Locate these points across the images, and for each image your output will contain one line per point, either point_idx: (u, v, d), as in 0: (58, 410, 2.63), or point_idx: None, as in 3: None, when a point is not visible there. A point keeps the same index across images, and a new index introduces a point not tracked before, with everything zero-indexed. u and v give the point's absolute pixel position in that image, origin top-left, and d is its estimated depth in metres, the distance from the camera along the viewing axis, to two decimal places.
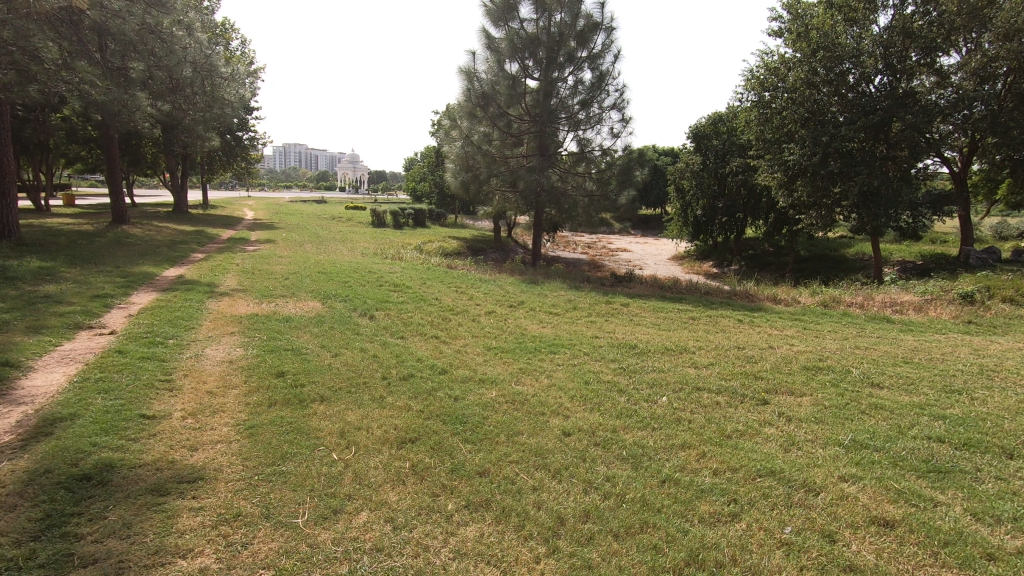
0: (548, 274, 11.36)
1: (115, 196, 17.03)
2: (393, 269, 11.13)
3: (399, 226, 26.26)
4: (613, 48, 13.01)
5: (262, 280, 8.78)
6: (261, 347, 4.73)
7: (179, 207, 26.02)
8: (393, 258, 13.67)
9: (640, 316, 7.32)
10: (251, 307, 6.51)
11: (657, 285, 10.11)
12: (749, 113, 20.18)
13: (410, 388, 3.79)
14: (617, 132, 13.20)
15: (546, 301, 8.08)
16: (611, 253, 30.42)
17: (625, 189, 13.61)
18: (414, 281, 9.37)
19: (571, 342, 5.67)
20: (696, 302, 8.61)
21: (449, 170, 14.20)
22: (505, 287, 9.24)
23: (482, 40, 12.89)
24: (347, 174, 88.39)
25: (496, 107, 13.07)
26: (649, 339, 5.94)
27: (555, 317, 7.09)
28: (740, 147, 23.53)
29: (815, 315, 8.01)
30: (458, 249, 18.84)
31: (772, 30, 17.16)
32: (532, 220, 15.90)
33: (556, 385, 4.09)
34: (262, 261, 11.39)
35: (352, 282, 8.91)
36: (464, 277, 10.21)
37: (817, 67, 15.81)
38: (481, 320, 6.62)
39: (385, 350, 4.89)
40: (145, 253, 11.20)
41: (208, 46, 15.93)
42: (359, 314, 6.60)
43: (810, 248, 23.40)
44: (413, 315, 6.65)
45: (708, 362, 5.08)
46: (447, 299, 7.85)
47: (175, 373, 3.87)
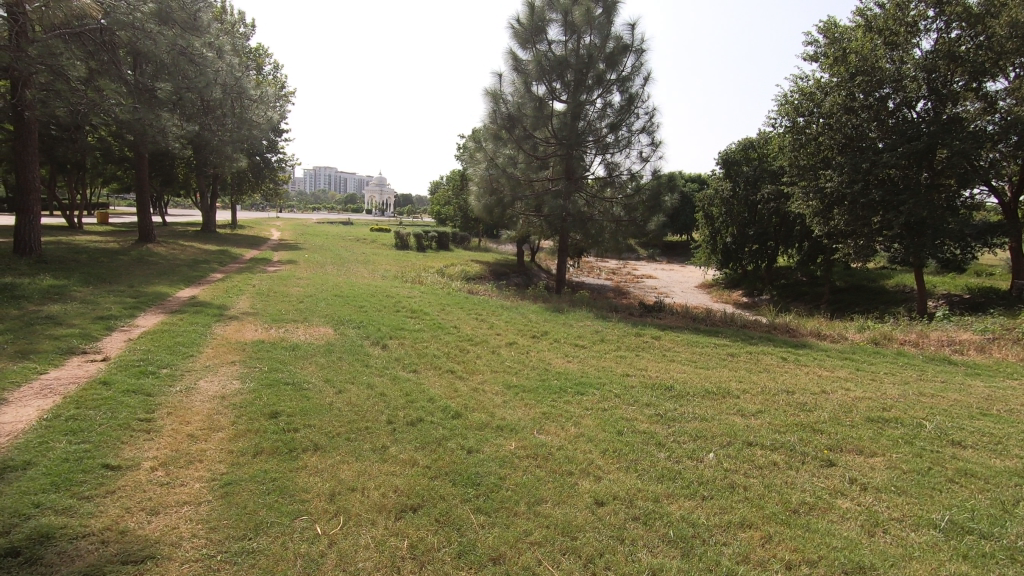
0: (573, 301, 10.86)
1: (143, 215, 17.19)
2: (412, 293, 10.77)
3: (422, 248, 26.14)
4: (644, 70, 12.65)
5: (276, 303, 8.47)
6: (259, 380, 4.31)
7: (207, 227, 26.38)
8: (413, 282, 13.34)
9: (674, 351, 6.75)
10: (258, 332, 6.15)
11: (689, 317, 9.52)
12: (782, 139, 19.61)
13: (418, 436, 3.31)
14: (646, 156, 12.76)
15: (572, 332, 7.58)
16: (637, 280, 29.78)
17: (653, 214, 13.11)
18: (433, 307, 8.97)
19: (600, 380, 5.14)
20: (733, 336, 8.01)
21: (472, 192, 13.93)
22: (528, 315, 8.78)
23: (509, 62, 12.72)
24: (375, 198, 89.90)
25: (522, 130, 12.80)
26: (687, 380, 5.38)
27: (581, 351, 6.58)
28: (773, 173, 22.88)
29: (866, 353, 7.33)
30: (481, 273, 18.49)
31: (807, 54, 16.68)
32: (557, 245, 15.49)
33: (585, 436, 3.57)
34: (280, 283, 11.16)
35: (368, 306, 8.57)
36: (486, 303, 9.79)
37: (856, 91, 15.25)
38: (501, 352, 6.16)
39: (395, 386, 4.43)
40: (165, 272, 11.09)
41: (239, 70, 16.17)
42: (372, 342, 6.20)
43: (846, 279, 22.45)
44: (429, 345, 6.21)
45: (756, 410, 4.49)
46: (466, 327, 7.41)
47: (158, 410, 3.48)
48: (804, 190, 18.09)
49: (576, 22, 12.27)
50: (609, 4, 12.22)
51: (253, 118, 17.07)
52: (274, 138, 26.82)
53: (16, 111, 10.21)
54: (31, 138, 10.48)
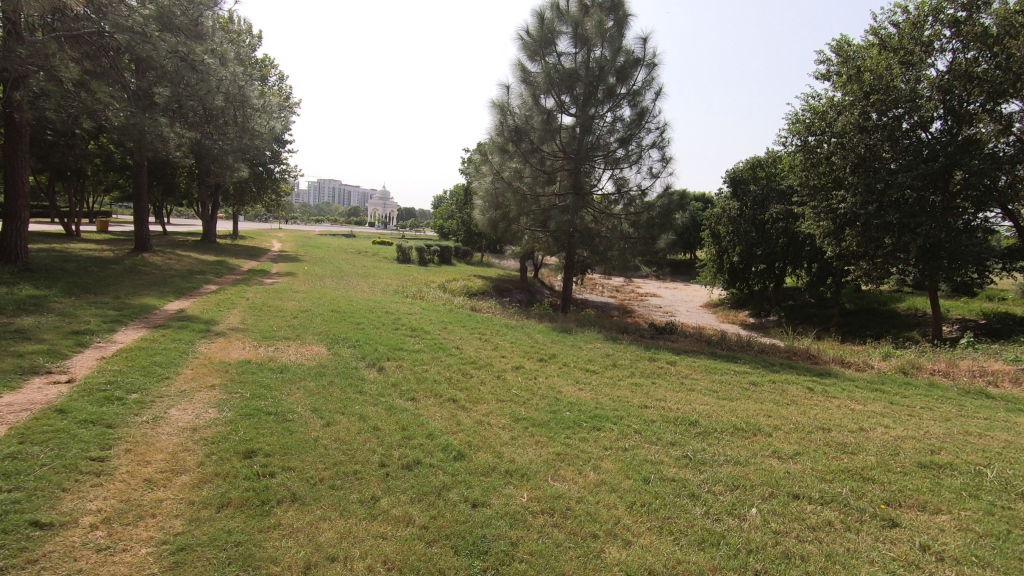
0: (580, 321, 10.44)
1: (139, 224, 16.85)
2: (413, 309, 10.34)
3: (423, 262, 25.76)
4: (655, 84, 12.34)
5: (268, 318, 8.03)
6: (239, 409, 3.85)
7: (206, 237, 26.08)
8: (414, 297, 12.92)
9: (692, 380, 6.28)
10: (245, 351, 5.70)
11: (703, 340, 9.06)
12: (792, 158, 19.30)
13: (415, 485, 2.85)
14: (656, 171, 12.38)
15: (581, 355, 7.13)
16: (641, 298, 29.33)
17: (663, 232, 12.70)
18: (434, 325, 8.52)
19: (616, 413, 4.67)
20: (752, 362, 7.53)
21: (477, 206, 13.57)
22: (534, 336, 8.33)
23: (517, 74, 12.42)
24: (378, 211, 90.01)
25: (529, 143, 12.47)
26: (711, 414, 4.91)
27: (593, 377, 6.12)
28: (781, 193, 22.53)
29: (896, 384, 6.84)
30: (484, 289, 18.06)
31: (819, 73, 16.38)
32: (562, 262, 15.08)
33: (607, 484, 3.10)
34: (275, 296, 10.75)
35: (366, 324, 8.13)
36: (490, 322, 9.35)
37: (869, 111, 14.92)
38: (507, 378, 5.70)
39: (391, 418, 3.97)
40: (156, 283, 10.68)
41: (243, 79, 15.94)
42: (367, 364, 5.74)
43: (856, 301, 21.97)
44: (429, 368, 5.75)
45: (794, 451, 4.02)
46: (468, 349, 6.96)
47: (115, 446, 3.02)
48: (814, 210, 17.73)
49: (586, 35, 11.98)
50: (620, 17, 11.95)
51: (255, 128, 16.79)
52: (277, 149, 26.62)
53: (6, 112, 9.73)
54: (22, 142, 10.15)
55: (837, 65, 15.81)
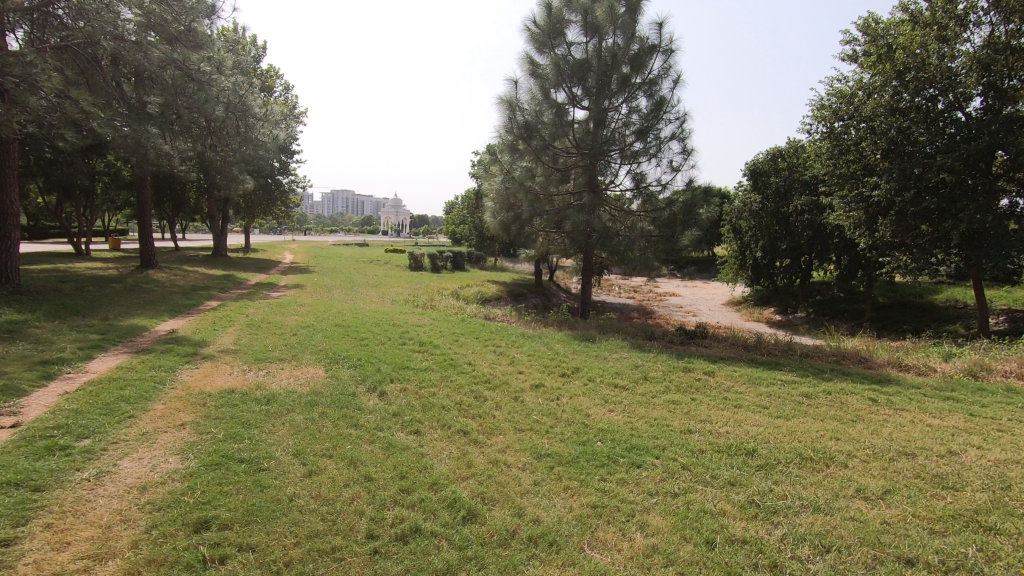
0: (602, 327, 9.75)
1: (144, 240, 16.52)
2: (422, 320, 9.72)
3: (436, 269, 25.20)
4: (673, 72, 11.57)
5: (266, 336, 7.44)
6: (205, 457, 3.19)
7: (217, 251, 25.85)
8: (425, 306, 12.33)
9: (736, 394, 5.51)
10: (231, 378, 5.08)
11: (738, 344, 8.28)
12: (817, 145, 18.35)
13: (412, 570, 2.18)
14: (677, 164, 11.61)
15: (607, 368, 6.43)
16: (660, 298, 28.50)
17: (688, 229, 11.91)
18: (444, 338, 7.86)
19: (656, 441, 3.95)
20: (799, 370, 6.72)
21: (488, 209, 12.94)
22: (553, 347, 7.61)
23: (526, 68, 11.77)
24: (391, 220, 90.23)
25: (540, 140, 11.81)
26: (769, 438, 4.16)
27: (623, 395, 5.39)
28: (806, 184, 21.52)
29: (969, 391, 5.99)
30: (498, 295, 17.42)
31: (845, 55, 15.47)
32: (579, 263, 14.36)
33: (661, 553, 2.40)
34: (278, 310, 10.21)
35: (370, 339, 7.48)
36: (505, 332, 8.66)
37: (903, 91, 13.95)
38: (525, 400, 4.98)
39: (388, 461, 3.29)
40: (153, 302, 10.20)
41: (243, 87, 15.48)
42: (367, 389, 5.08)
43: (889, 294, 20.91)
44: (436, 391, 5.08)
45: (883, 489, 3.28)
46: (481, 365, 6.27)
47: (31, 523, 2.37)
48: (843, 200, 16.76)
49: (597, 22, 11.28)
50: (633, 2, 11.21)
51: (258, 138, 16.38)
52: (284, 160, 26.30)
53: None
54: (10, 159, 9.68)
55: (864, 44, 14.87)
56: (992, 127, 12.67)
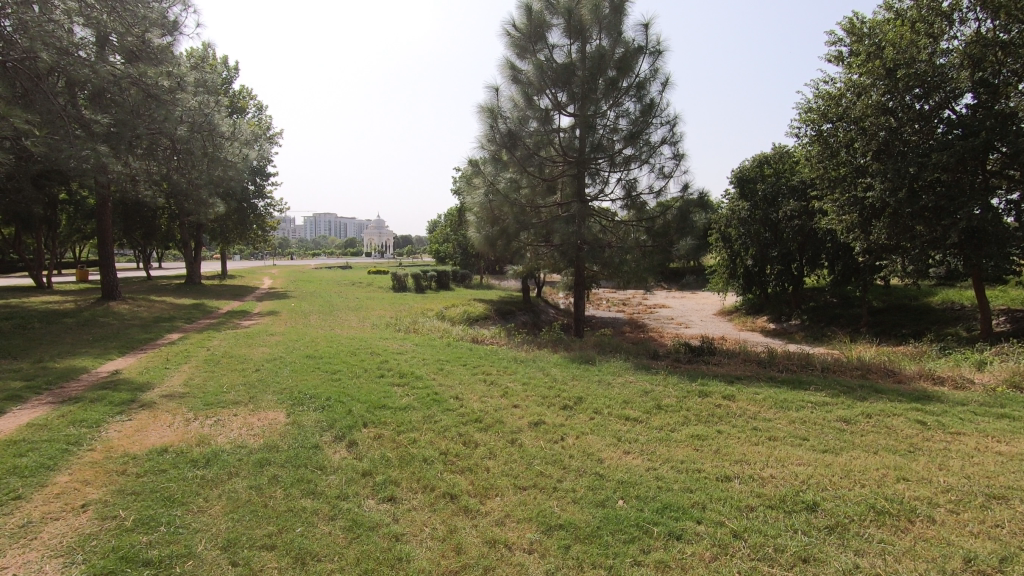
0: (598, 346, 9.03)
1: (106, 271, 15.52)
2: (403, 346, 8.89)
3: (420, 289, 24.37)
4: (661, 74, 11.05)
5: (224, 373, 6.56)
6: (96, 562, 2.35)
7: (190, 279, 24.79)
8: (407, 330, 11.50)
9: (766, 424, 4.75)
10: (167, 434, 4.22)
11: (751, 361, 7.57)
12: (806, 149, 17.99)
13: None
14: (669, 170, 11.00)
15: (613, 396, 5.67)
16: (650, 310, 27.94)
17: (683, 237, 11.25)
18: (427, 366, 7.04)
19: (691, 496, 3.17)
20: (827, 389, 5.98)
21: (471, 224, 12.20)
22: (550, 373, 6.81)
23: (507, 74, 11.15)
24: (375, 242, 89.47)
25: (524, 149, 11.15)
26: (825, 484, 3.40)
27: (638, 429, 4.62)
28: (794, 189, 21.15)
29: (1022, 406, 5.31)
30: (485, 314, 16.63)
31: (831, 56, 15.25)
32: (569, 278, 13.63)
33: None
34: (244, 342, 9.31)
35: (342, 372, 6.64)
36: (495, 356, 7.86)
37: (895, 89, 13.39)
38: (524, 443, 4.18)
39: (350, 552, 2.49)
40: (105, 338, 9.25)
41: (208, 105, 14.62)
42: (333, 438, 4.24)
43: (884, 298, 20.54)
44: (417, 437, 4.27)
45: (995, 557, 2.54)
46: (470, 400, 5.45)
47: None
48: (835, 204, 16.32)
49: (581, 25, 10.76)
50: (617, 2, 10.68)
51: (226, 158, 15.55)
52: (258, 182, 25.43)
53: None
54: None
55: (851, 45, 14.63)
56: (988, 122, 12.07)
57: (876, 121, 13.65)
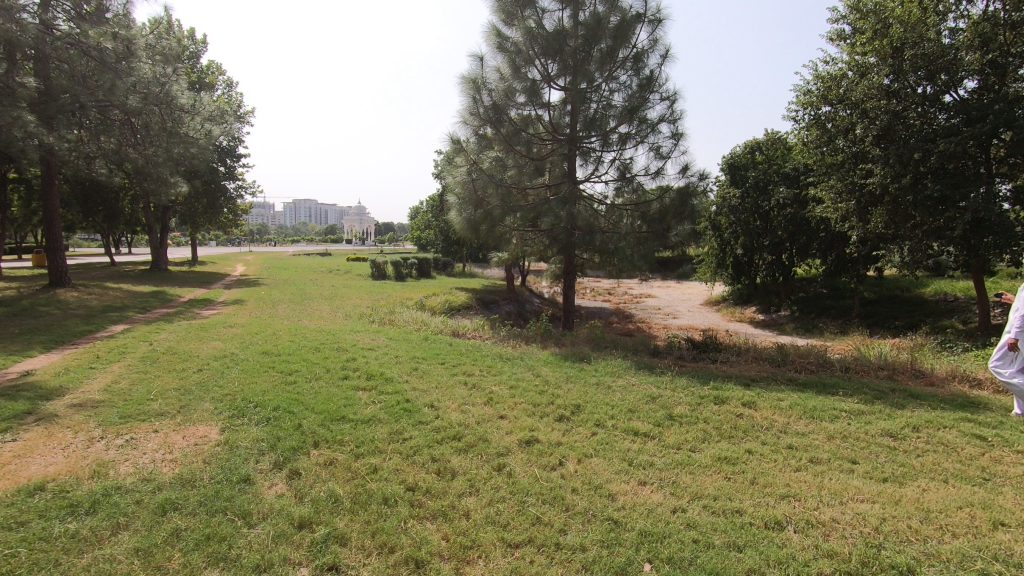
0: (590, 341, 8.25)
1: (53, 255, 14.30)
2: (375, 340, 7.99)
3: (400, 277, 23.36)
4: (660, 46, 10.20)
5: (159, 374, 5.60)
6: None
7: (156, 264, 23.45)
8: (381, 321, 10.57)
9: (802, 441, 3.99)
10: (55, 462, 3.29)
11: (762, 359, 6.83)
12: (801, 134, 17.30)
13: None
14: (668, 149, 10.17)
15: (616, 403, 4.87)
16: (636, 299, 27.33)
17: (683, 222, 10.44)
18: (399, 365, 6.15)
19: (742, 561, 2.37)
20: (858, 393, 5.23)
21: (451, 207, 11.21)
22: (540, 374, 5.97)
23: (492, 41, 10.20)
24: (355, 229, 88.02)
25: (511, 125, 10.26)
26: (906, 534, 2.64)
27: (652, 448, 3.81)
28: (786, 176, 20.56)
29: None
30: (467, 304, 15.71)
31: (833, 34, 14.61)
32: (557, 266, 12.77)
33: None
34: (197, 335, 8.33)
35: (300, 373, 5.71)
36: (477, 353, 6.99)
37: (900, 70, 12.11)
38: (514, 470, 3.35)
39: None
40: (36, 330, 8.19)
41: (164, 74, 13.37)
42: (271, 465, 3.34)
43: (875, 290, 20.13)
44: (378, 462, 3.40)
45: None
46: (448, 410, 4.59)
47: None
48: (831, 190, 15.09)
49: None
50: None
51: (187, 134, 14.38)
52: (229, 163, 24.10)
53: None
54: None
55: (853, 23, 13.97)
56: (995, 106, 10.86)
57: (879, 103, 12.33)
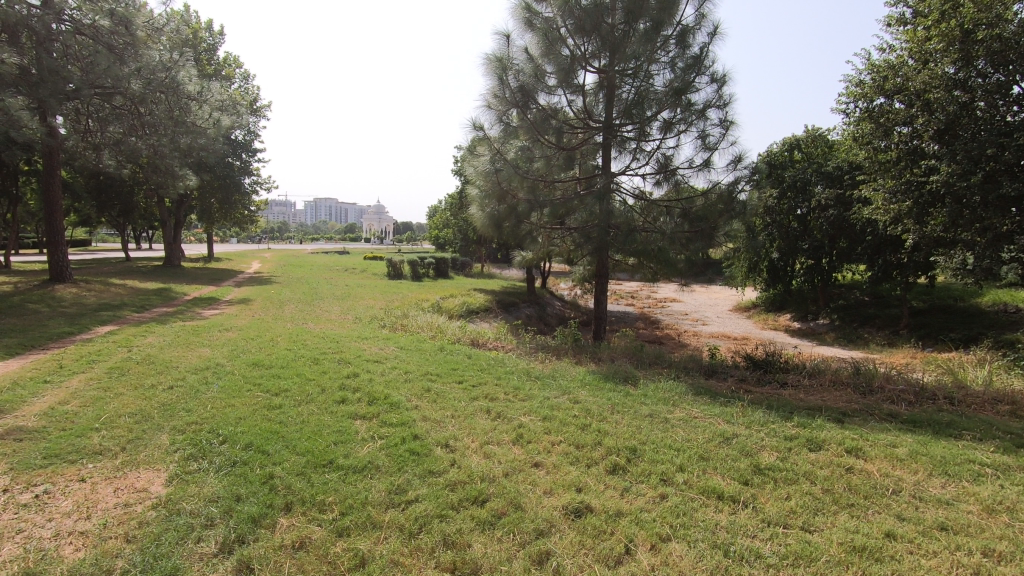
0: (628, 356, 7.18)
1: (54, 249, 13.61)
2: (384, 350, 7.01)
3: (416, 277, 22.45)
4: (709, 23, 9.08)
5: (121, 392, 4.65)
6: None
7: (169, 261, 22.87)
8: (394, 326, 9.62)
9: (953, 516, 2.89)
10: None
11: (841, 384, 5.69)
12: (850, 128, 15.87)
13: None
14: (716, 138, 9.04)
15: (684, 446, 3.81)
16: (661, 304, 26.04)
17: (731, 221, 9.26)
18: (409, 385, 5.14)
19: None
20: (991, 439, 4.08)
21: (473, 203, 10.16)
22: (578, 399, 4.92)
23: (521, 17, 9.16)
24: (374, 228, 88.10)
25: (541, 111, 9.23)
26: None
27: (749, 524, 2.74)
28: (827, 175, 19.14)
29: None
30: (487, 307, 14.70)
31: (892, 18, 13.26)
32: (586, 269, 11.70)
33: None
34: (187, 340, 7.41)
35: (289, 394, 4.72)
36: (500, 369, 5.95)
37: (970, 56, 9.47)
38: (562, 566, 2.32)
39: None
40: (11, 332, 7.34)
41: (171, 58, 12.53)
42: (217, 550, 2.36)
43: (924, 298, 18.64)
44: (366, 547, 2.40)
45: None
46: (467, 452, 3.56)
47: None
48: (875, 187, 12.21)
49: None
50: None
51: (195, 123, 13.52)
52: (244, 157, 23.45)
53: None
54: None
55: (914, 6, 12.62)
56: None
57: (943, 94, 9.70)
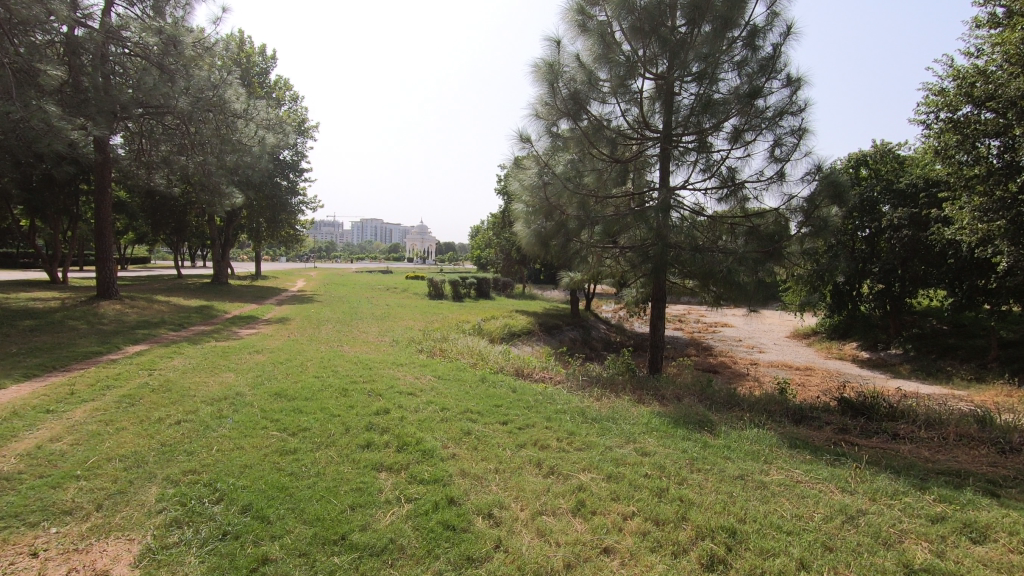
0: (693, 393, 6.27)
1: (102, 266, 13.72)
2: (419, 380, 6.32)
3: (457, 297, 21.94)
4: (782, 22, 8.22)
5: (122, 426, 4.10)
6: None
7: (216, 278, 23.18)
8: (432, 350, 8.98)
9: None
10: None
11: (969, 439, 4.62)
12: (928, 140, 14.52)
13: None
14: (790, 147, 8.09)
15: (797, 526, 2.91)
16: (712, 329, 24.59)
17: (806, 238, 8.19)
18: (445, 426, 4.41)
19: None
20: None
21: (518, 221, 9.47)
22: (645, 449, 4.08)
23: (574, 23, 8.58)
24: (416, 248, 89.16)
25: (593, 121, 8.53)
26: None
27: None
28: (899, 193, 17.61)
29: None
30: (529, 330, 13.90)
31: (981, 19, 12.02)
32: (638, 292, 10.79)
33: None
34: (213, 362, 6.95)
35: (308, 435, 4.06)
36: (550, 408, 5.15)
37: None
38: None
39: None
40: (38, 350, 7.06)
41: (219, 76, 12.56)
42: None
43: (1015, 329, 16.73)
44: None
45: None
46: (516, 528, 2.79)
47: None
48: (962, 206, 10.76)
49: None
50: None
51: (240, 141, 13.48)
52: (290, 176, 23.72)
53: None
54: None
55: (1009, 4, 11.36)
56: None
57: None
